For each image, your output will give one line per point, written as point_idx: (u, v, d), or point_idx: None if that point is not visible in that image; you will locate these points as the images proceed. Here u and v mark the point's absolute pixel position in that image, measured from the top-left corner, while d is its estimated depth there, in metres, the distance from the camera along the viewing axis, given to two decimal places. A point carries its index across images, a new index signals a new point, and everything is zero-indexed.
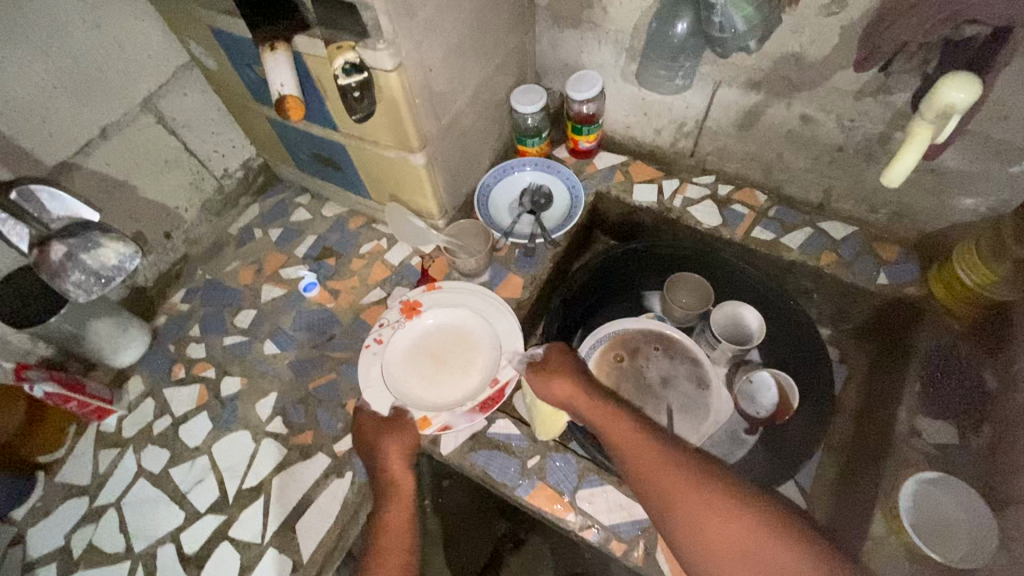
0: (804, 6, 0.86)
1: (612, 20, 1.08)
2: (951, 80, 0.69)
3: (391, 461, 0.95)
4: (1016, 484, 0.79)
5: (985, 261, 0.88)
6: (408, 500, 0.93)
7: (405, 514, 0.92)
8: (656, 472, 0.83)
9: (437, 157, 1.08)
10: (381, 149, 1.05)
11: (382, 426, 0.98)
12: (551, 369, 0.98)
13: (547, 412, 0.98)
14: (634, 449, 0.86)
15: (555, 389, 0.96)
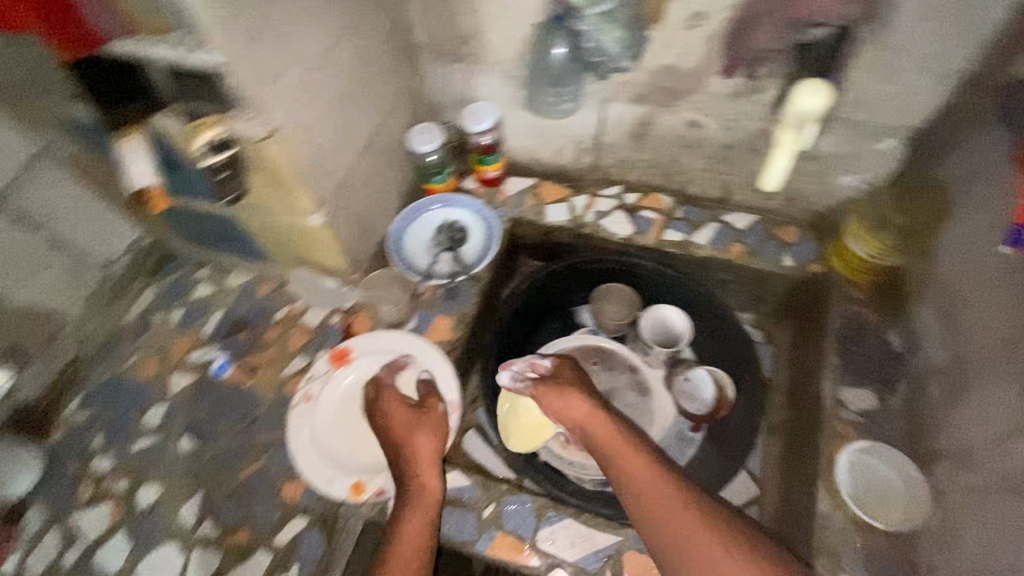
0: (669, 21, 0.88)
1: (493, 51, 1.06)
2: (802, 88, 0.76)
3: (416, 456, 0.92)
4: (938, 440, 0.84)
5: (871, 232, 1.01)
6: (429, 503, 0.87)
7: (423, 516, 0.85)
8: (659, 502, 0.80)
9: (339, 214, 0.99)
10: (276, 216, 0.95)
11: (411, 416, 0.96)
12: (563, 385, 0.94)
13: (537, 422, 1.03)
14: (645, 482, 0.82)
15: (567, 406, 0.92)
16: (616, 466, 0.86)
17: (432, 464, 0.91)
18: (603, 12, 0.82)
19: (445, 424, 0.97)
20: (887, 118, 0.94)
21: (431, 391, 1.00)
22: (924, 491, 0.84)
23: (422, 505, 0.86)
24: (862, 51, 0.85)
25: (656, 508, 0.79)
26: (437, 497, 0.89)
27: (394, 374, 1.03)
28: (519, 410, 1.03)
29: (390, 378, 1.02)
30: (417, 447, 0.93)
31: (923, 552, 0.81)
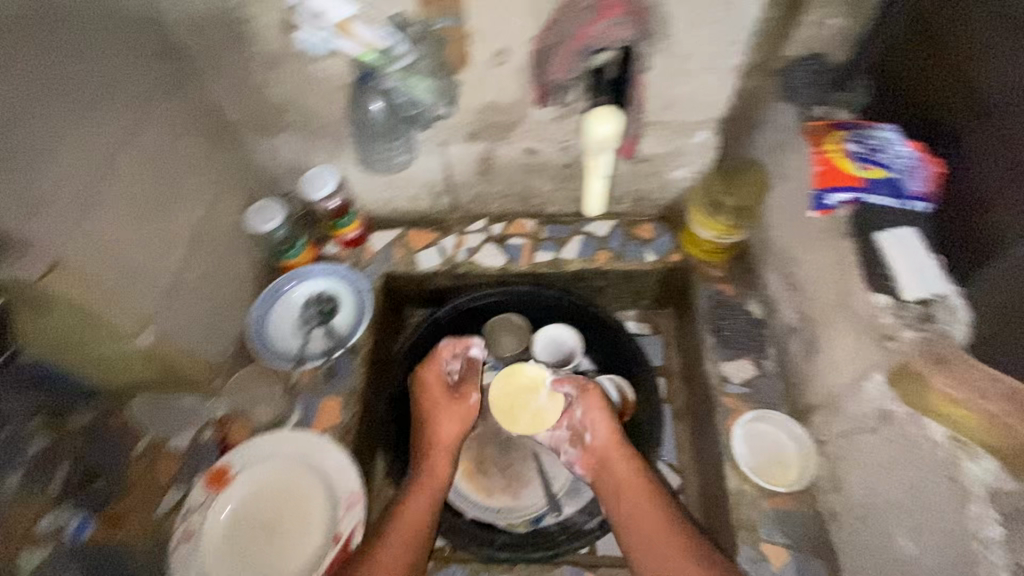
0: (475, 63, 0.90)
1: (314, 117, 1.02)
2: (591, 117, 0.75)
3: (436, 439, 1.00)
4: (808, 393, 0.91)
5: (710, 216, 1.06)
6: (436, 490, 0.95)
7: (424, 504, 0.93)
8: (655, 535, 0.87)
9: (171, 328, 0.92)
10: (83, 355, 0.83)
11: (442, 394, 1.03)
12: (605, 406, 0.99)
13: (533, 419, 1.00)
14: (649, 516, 0.89)
15: (599, 427, 0.98)
16: (625, 501, 0.92)
17: (449, 449, 1.00)
18: (405, 67, 0.81)
19: (469, 413, 1.03)
20: (697, 115, 1.02)
21: (469, 375, 1.05)
22: (810, 444, 0.90)
23: (427, 491, 0.94)
24: (655, 62, 0.92)
25: (650, 534, 0.87)
26: (442, 484, 0.97)
27: (453, 353, 1.05)
28: (527, 400, 1.01)
29: (446, 354, 1.04)
30: (441, 434, 1.00)
31: (822, 501, 0.87)
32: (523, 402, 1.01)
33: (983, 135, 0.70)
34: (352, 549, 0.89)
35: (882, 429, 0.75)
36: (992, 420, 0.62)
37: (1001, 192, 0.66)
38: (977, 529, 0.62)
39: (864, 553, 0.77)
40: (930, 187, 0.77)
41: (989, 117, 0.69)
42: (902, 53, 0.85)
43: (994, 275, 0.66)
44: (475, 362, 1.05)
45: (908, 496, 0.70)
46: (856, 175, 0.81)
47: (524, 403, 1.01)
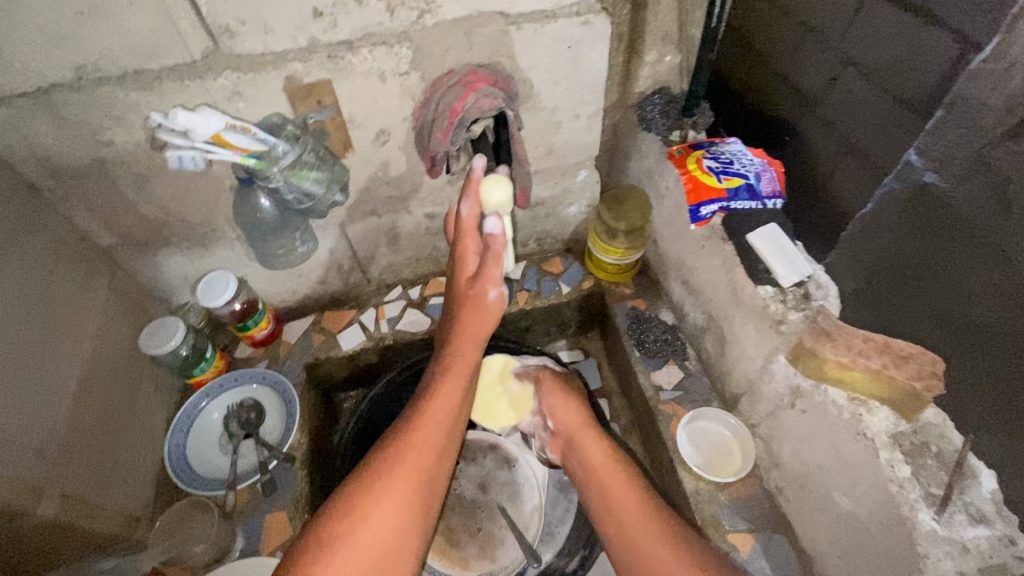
0: (359, 146, 0.92)
1: (199, 224, 0.98)
2: (486, 187, 0.78)
3: (467, 332, 0.78)
4: (730, 384, 1.00)
5: (607, 242, 1.17)
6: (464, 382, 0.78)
7: (449, 397, 0.77)
8: (627, 500, 0.87)
9: (72, 489, 0.80)
10: None
11: (462, 277, 0.78)
12: (569, 391, 1.06)
13: (513, 404, 1.12)
14: (619, 496, 0.88)
15: (566, 411, 1.03)
16: (597, 479, 0.92)
17: (477, 341, 0.79)
18: (291, 163, 0.80)
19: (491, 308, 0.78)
20: (575, 155, 1.11)
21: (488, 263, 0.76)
22: (745, 430, 0.97)
23: (457, 381, 0.78)
24: (528, 118, 0.99)
25: (621, 501, 0.87)
26: (470, 372, 0.80)
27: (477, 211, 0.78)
28: (501, 392, 1.14)
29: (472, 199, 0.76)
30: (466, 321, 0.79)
31: (767, 479, 0.94)
32: (493, 396, 1.14)
33: (816, 129, 0.89)
34: (366, 458, 0.74)
35: (797, 403, 0.83)
36: (876, 373, 0.73)
37: (839, 166, 0.86)
38: (892, 472, 0.70)
39: (813, 517, 0.85)
40: (778, 185, 0.93)
41: (815, 112, 0.88)
42: (736, 64, 1.03)
43: (851, 238, 0.78)
44: (492, 239, 0.75)
45: (833, 457, 0.78)
46: (719, 188, 0.93)
47: (494, 397, 1.14)
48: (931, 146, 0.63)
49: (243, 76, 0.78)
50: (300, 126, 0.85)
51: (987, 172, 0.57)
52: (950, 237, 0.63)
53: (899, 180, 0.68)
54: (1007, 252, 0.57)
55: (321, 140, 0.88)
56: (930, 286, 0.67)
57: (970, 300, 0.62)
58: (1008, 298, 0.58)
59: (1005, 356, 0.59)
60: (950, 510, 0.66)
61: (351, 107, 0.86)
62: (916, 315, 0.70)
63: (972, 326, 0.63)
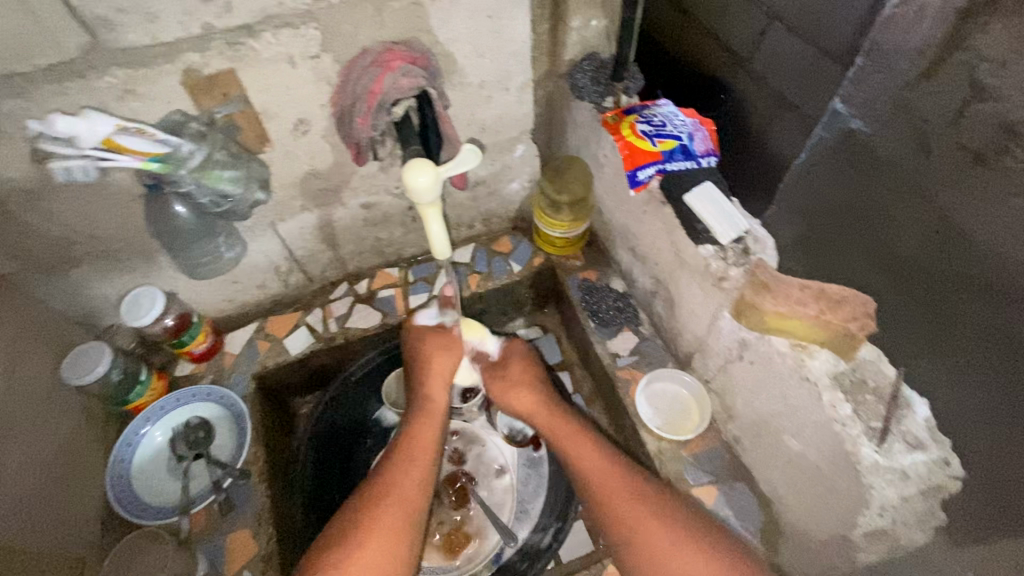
0: (277, 139, 0.86)
1: (111, 239, 0.90)
2: (408, 171, 0.62)
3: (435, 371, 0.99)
4: (682, 344, 1.02)
5: (552, 217, 1.16)
6: (438, 419, 0.95)
7: (428, 429, 0.93)
8: (602, 474, 0.88)
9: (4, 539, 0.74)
10: None
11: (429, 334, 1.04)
12: (523, 373, 1.03)
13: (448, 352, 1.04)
14: (585, 455, 0.91)
15: (517, 394, 1.01)
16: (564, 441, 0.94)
17: (442, 382, 0.98)
18: (199, 164, 0.74)
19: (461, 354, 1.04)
20: (510, 131, 1.09)
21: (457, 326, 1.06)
22: (700, 385, 1.00)
23: (429, 421, 0.95)
24: (455, 95, 0.95)
25: (587, 457, 0.90)
26: (440, 416, 0.96)
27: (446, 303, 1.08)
28: None
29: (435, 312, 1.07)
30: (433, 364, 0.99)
31: (725, 432, 0.97)
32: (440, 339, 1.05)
33: (748, 87, 0.81)
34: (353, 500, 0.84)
35: (744, 355, 0.85)
36: (815, 319, 0.75)
37: (771, 125, 0.79)
38: (834, 411, 0.73)
39: (769, 462, 0.88)
40: (712, 144, 0.92)
41: (748, 70, 0.80)
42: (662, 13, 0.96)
43: (788, 186, 0.79)
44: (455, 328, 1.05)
45: (782, 404, 0.81)
46: (654, 151, 0.92)
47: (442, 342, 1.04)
48: (854, 93, 0.64)
49: (134, 72, 0.71)
50: (207, 122, 0.78)
51: (909, 114, 0.59)
52: (875, 175, 0.64)
53: (828, 129, 0.69)
54: (927, 185, 0.58)
55: (233, 136, 0.82)
56: (867, 227, 0.66)
57: (897, 234, 0.63)
58: (928, 228, 0.59)
59: (929, 287, 0.60)
60: (890, 439, 0.69)
61: (262, 99, 0.80)
62: (854, 267, 0.69)
63: (899, 260, 0.63)
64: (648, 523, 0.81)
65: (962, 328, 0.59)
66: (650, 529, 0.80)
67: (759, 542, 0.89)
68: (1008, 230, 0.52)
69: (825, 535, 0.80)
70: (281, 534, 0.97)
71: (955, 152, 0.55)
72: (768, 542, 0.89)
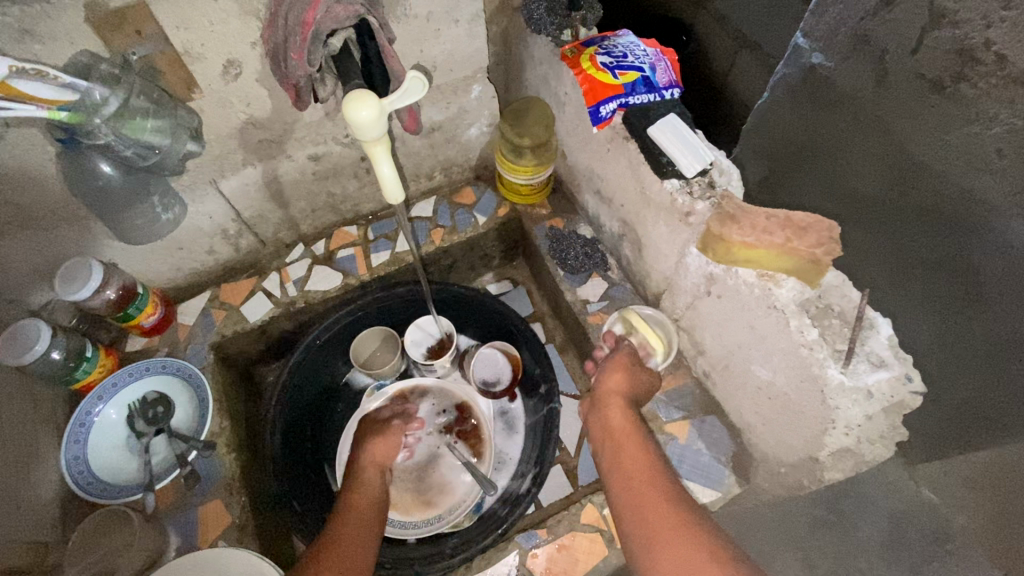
0: (206, 85, 0.78)
1: (32, 205, 0.82)
2: (349, 103, 0.56)
3: (377, 452, 0.90)
4: (651, 285, 1.01)
5: (515, 163, 1.12)
6: (376, 488, 0.84)
7: (370, 495, 0.82)
8: (640, 475, 0.72)
9: None
10: None
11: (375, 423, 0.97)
12: (636, 370, 0.88)
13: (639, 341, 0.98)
14: (634, 468, 0.73)
15: (611, 374, 0.87)
16: (614, 447, 0.77)
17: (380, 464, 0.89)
18: (116, 112, 0.66)
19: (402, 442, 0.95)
20: (463, 69, 1.02)
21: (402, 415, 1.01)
22: (665, 318, 0.98)
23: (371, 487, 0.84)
24: (402, 29, 0.88)
25: (636, 474, 0.72)
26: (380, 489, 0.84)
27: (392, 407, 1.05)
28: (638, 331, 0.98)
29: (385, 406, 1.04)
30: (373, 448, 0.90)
31: (695, 368, 0.98)
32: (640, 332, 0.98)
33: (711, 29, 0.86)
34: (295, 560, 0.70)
35: (712, 290, 0.83)
36: (781, 247, 0.72)
37: (737, 57, 0.83)
38: (802, 336, 0.70)
39: (737, 394, 0.89)
40: (674, 75, 0.90)
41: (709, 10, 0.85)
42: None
43: (751, 130, 0.81)
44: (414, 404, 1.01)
45: (748, 335, 0.80)
46: (615, 84, 0.88)
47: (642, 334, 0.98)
48: (816, 26, 0.66)
49: (27, 8, 0.62)
50: (121, 65, 0.69)
51: (868, 48, 0.60)
52: (839, 111, 0.66)
53: (790, 64, 0.72)
54: (887, 121, 0.61)
55: (153, 80, 0.74)
56: (821, 160, 0.71)
57: (859, 172, 0.66)
58: (887, 165, 0.63)
59: (888, 216, 0.65)
60: (855, 362, 0.70)
61: (182, 37, 0.72)
62: (812, 190, 0.74)
63: (860, 195, 0.67)
64: (660, 525, 0.64)
65: (904, 245, 0.65)
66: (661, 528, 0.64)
67: (730, 470, 0.91)
68: (970, 165, 0.55)
69: (792, 458, 0.82)
70: (253, 502, 0.95)
71: (917, 85, 0.57)
72: (739, 470, 0.91)
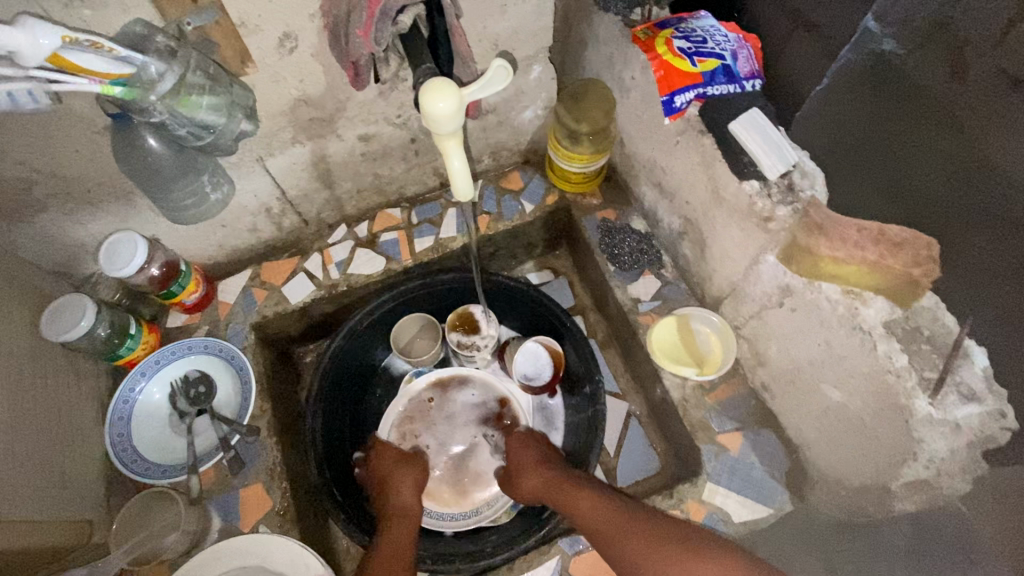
0: (260, 59, 0.74)
1: (81, 178, 0.79)
2: (426, 91, 0.52)
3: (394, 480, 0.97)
4: (711, 288, 0.96)
5: (570, 150, 1.05)
6: (410, 519, 0.90)
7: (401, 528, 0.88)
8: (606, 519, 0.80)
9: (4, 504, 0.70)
10: None
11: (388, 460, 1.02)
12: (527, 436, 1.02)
13: (685, 350, 0.96)
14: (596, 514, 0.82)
15: (521, 447, 0.99)
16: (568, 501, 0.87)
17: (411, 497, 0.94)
18: (172, 88, 0.61)
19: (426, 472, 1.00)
20: (526, 48, 0.94)
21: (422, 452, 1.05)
22: (724, 324, 0.94)
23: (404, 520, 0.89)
24: (466, 5, 0.81)
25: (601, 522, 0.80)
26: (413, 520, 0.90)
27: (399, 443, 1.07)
28: (687, 340, 0.97)
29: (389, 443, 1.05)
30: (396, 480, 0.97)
31: (753, 378, 0.93)
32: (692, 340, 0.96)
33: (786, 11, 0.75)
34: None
35: (786, 301, 0.78)
36: (873, 264, 0.67)
37: (790, 40, 0.76)
38: (890, 362, 0.66)
39: (800, 411, 0.84)
40: (757, 64, 0.81)
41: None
42: None
43: (805, 116, 0.74)
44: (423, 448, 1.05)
45: (822, 352, 0.75)
46: (693, 72, 0.81)
47: (692, 341, 0.96)
48: (891, 9, 0.59)
49: None
50: (176, 36, 0.65)
51: (945, 33, 0.55)
52: (907, 107, 0.60)
53: (855, 49, 0.64)
54: (958, 115, 0.55)
55: (207, 53, 0.69)
56: (881, 158, 0.64)
57: (918, 171, 0.60)
58: (952, 162, 0.57)
59: (944, 218, 0.59)
60: (944, 391, 0.63)
61: (239, 7, 0.67)
62: (862, 189, 0.68)
63: (916, 194, 0.61)
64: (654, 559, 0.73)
65: (963, 256, 0.58)
66: (665, 566, 0.72)
67: (784, 487, 0.87)
68: None
69: (859, 484, 0.77)
70: (296, 488, 0.94)
71: (998, 81, 0.51)
72: (794, 488, 0.87)
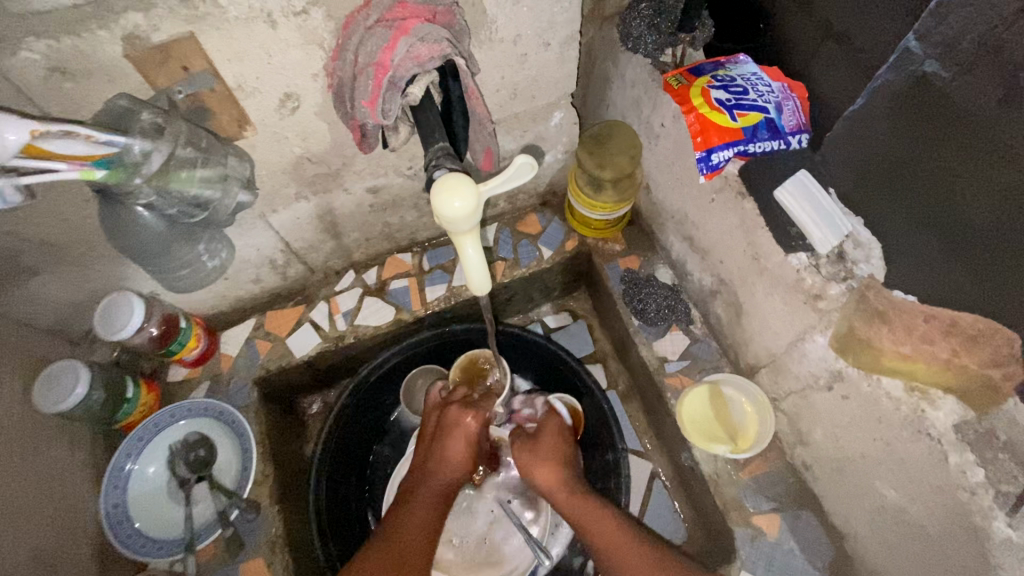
0: (259, 121, 0.68)
1: (73, 244, 0.74)
2: (440, 187, 0.46)
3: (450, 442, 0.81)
4: (746, 354, 0.89)
5: (592, 198, 0.98)
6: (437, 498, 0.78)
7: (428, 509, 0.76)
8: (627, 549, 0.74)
9: None
10: None
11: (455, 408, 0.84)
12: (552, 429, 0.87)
13: (715, 424, 0.87)
14: (612, 542, 0.75)
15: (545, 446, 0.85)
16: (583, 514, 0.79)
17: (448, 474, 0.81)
18: (159, 168, 0.56)
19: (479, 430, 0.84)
20: (547, 95, 0.87)
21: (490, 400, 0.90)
22: (762, 395, 0.86)
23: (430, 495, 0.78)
24: (482, 57, 0.74)
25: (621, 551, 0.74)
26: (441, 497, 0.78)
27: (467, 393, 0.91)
28: (717, 415, 0.87)
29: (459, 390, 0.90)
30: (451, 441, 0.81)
31: (792, 454, 0.85)
32: (726, 413, 0.87)
33: (842, 63, 0.67)
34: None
35: (835, 387, 0.71)
36: (945, 363, 0.58)
37: (843, 95, 0.68)
38: (963, 478, 0.58)
39: (847, 500, 0.76)
40: (803, 118, 0.74)
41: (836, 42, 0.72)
42: None
43: (836, 139, 0.66)
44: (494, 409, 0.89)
45: (877, 448, 0.68)
46: (733, 128, 0.74)
47: (725, 412, 0.87)
48: (933, 31, 0.52)
49: (56, 43, 0.52)
50: (166, 107, 0.59)
51: (998, 59, 0.47)
52: (950, 130, 0.53)
53: (894, 70, 0.57)
54: (1013, 144, 0.47)
55: (200, 121, 0.63)
56: (926, 187, 0.57)
57: (965, 200, 0.53)
58: (1006, 195, 0.49)
59: (998, 259, 0.51)
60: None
61: (235, 71, 0.61)
62: (904, 217, 0.60)
63: (967, 228, 0.54)
64: None
65: (993, 294, 0.53)
66: None
67: None
68: None
69: None
70: (299, 563, 0.89)
71: None
72: None
